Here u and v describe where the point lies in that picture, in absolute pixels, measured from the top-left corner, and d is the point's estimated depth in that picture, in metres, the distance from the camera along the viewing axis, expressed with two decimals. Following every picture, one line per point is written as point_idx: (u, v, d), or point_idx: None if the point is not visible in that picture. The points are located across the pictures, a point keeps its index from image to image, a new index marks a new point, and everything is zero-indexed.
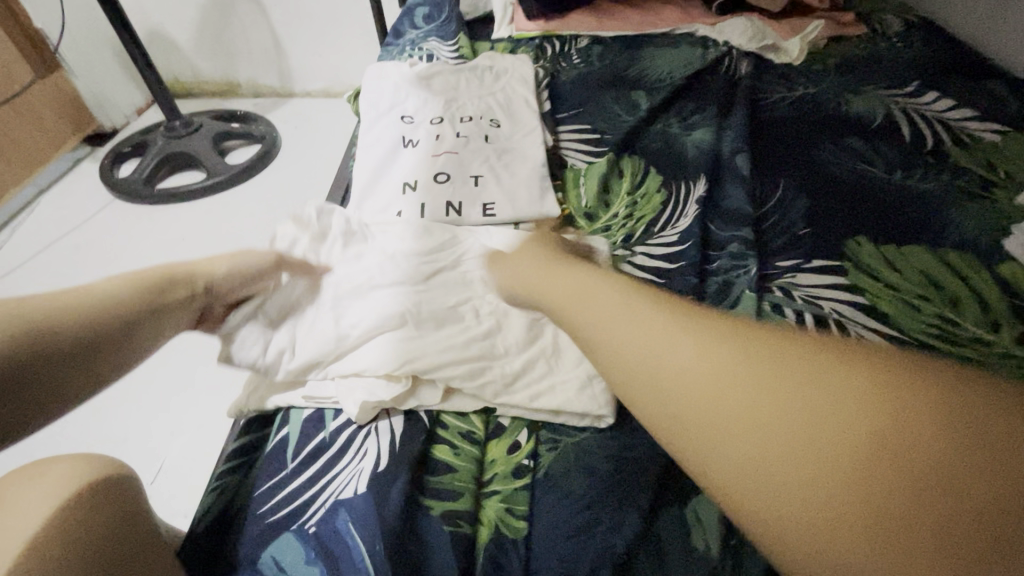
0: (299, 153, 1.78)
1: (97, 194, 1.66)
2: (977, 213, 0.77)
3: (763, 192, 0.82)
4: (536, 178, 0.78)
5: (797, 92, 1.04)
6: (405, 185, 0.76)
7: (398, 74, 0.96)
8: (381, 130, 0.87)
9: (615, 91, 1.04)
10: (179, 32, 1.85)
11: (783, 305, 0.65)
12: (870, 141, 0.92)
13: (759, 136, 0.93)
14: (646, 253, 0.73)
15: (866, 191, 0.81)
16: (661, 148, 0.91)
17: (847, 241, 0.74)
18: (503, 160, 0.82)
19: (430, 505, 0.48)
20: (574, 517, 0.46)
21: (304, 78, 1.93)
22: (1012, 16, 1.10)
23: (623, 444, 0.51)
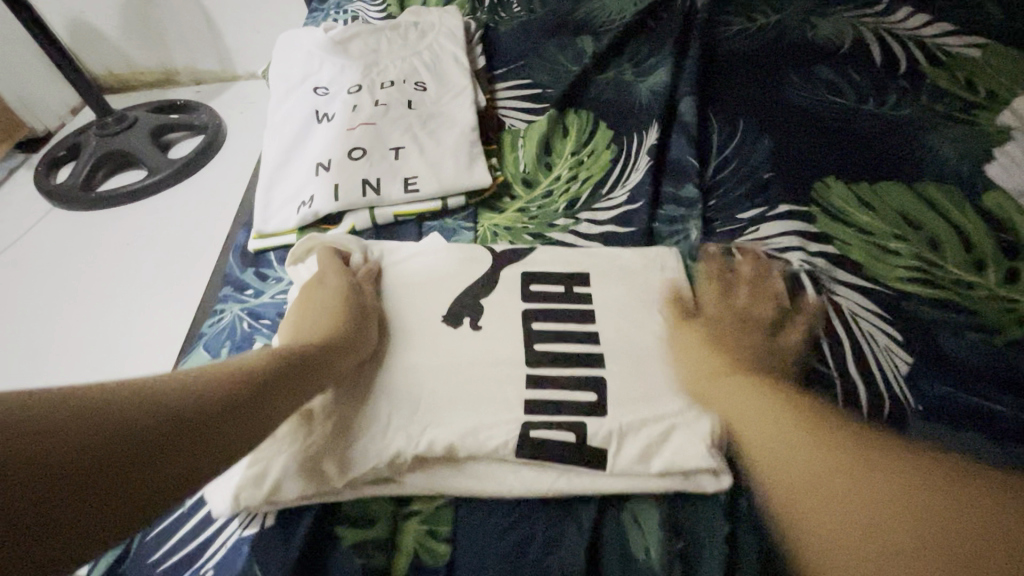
0: (244, 141, 1.66)
1: (33, 204, 1.55)
2: (957, 138, 0.70)
3: (721, 138, 0.74)
4: (462, 147, 0.69)
5: (759, 22, 0.94)
6: (317, 165, 0.68)
7: (311, 40, 0.85)
8: (294, 105, 0.77)
9: (560, 38, 0.94)
10: (98, 20, 1.69)
11: (744, 263, 0.58)
12: (840, 68, 0.83)
13: (716, 76, 0.84)
14: (591, 218, 0.65)
15: (836, 126, 0.73)
16: (612, 97, 0.81)
17: (816, 184, 0.66)
18: (427, 129, 0.72)
19: (340, 535, 0.42)
20: (502, 537, 0.41)
21: (243, 58, 1.79)
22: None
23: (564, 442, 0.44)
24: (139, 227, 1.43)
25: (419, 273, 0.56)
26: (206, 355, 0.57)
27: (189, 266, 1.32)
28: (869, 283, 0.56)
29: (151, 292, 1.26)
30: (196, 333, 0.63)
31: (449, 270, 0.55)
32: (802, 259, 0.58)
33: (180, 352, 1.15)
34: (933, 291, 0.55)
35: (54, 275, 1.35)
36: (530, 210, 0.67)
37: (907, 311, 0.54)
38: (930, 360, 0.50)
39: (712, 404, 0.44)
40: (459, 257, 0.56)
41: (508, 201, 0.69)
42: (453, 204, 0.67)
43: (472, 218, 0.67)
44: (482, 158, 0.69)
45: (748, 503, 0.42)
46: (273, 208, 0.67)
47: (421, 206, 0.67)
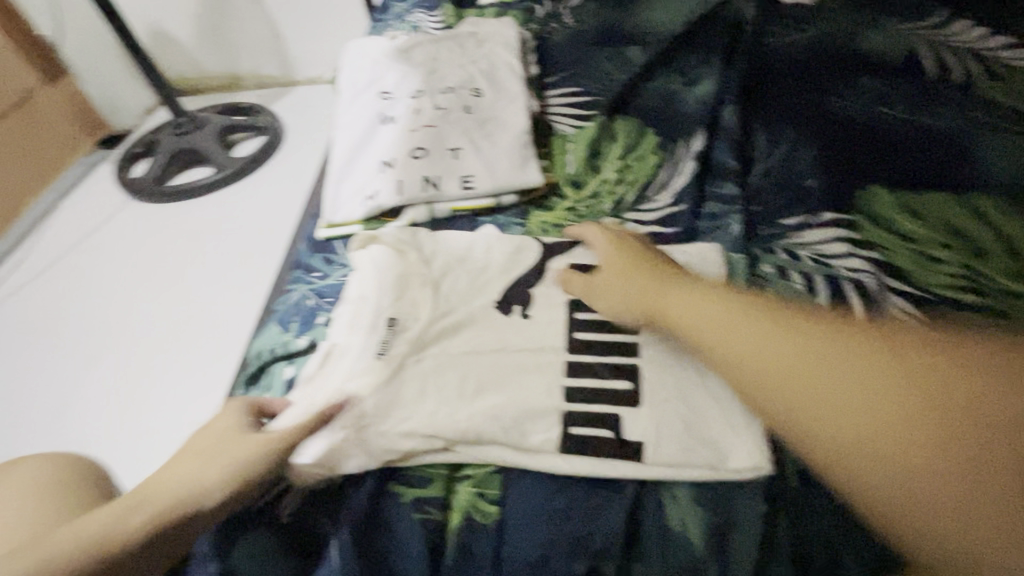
0: (301, 142, 1.76)
1: (112, 195, 1.69)
2: (1012, 152, 0.69)
3: (765, 146, 0.76)
4: (514, 150, 0.74)
5: (809, 33, 0.95)
6: (381, 163, 0.74)
7: (376, 49, 0.92)
8: (360, 108, 0.84)
9: (609, 48, 0.97)
10: (176, 28, 1.83)
11: (786, 268, 0.60)
12: (890, 80, 0.84)
13: (763, 86, 0.86)
14: (637, 219, 0.68)
15: (887, 136, 0.74)
16: (658, 106, 0.84)
17: (860, 193, 0.68)
18: (481, 131, 0.77)
19: (399, 492, 0.47)
20: (545, 504, 0.45)
21: (303, 64, 1.90)
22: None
23: (609, 421, 0.47)
24: (205, 220, 1.55)
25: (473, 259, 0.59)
26: (279, 329, 0.63)
27: (252, 256, 1.41)
28: (910, 292, 0.57)
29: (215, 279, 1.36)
30: (268, 313, 0.69)
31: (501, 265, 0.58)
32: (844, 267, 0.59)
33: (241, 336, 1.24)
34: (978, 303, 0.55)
35: (132, 260, 1.47)
36: (577, 210, 0.71)
37: (949, 319, 0.55)
38: None
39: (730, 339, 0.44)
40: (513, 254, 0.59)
41: (557, 200, 0.72)
42: (505, 202, 0.71)
43: (522, 215, 0.71)
44: (533, 160, 0.73)
45: (782, 486, 0.45)
46: (340, 201, 0.73)
47: (476, 203, 0.71)
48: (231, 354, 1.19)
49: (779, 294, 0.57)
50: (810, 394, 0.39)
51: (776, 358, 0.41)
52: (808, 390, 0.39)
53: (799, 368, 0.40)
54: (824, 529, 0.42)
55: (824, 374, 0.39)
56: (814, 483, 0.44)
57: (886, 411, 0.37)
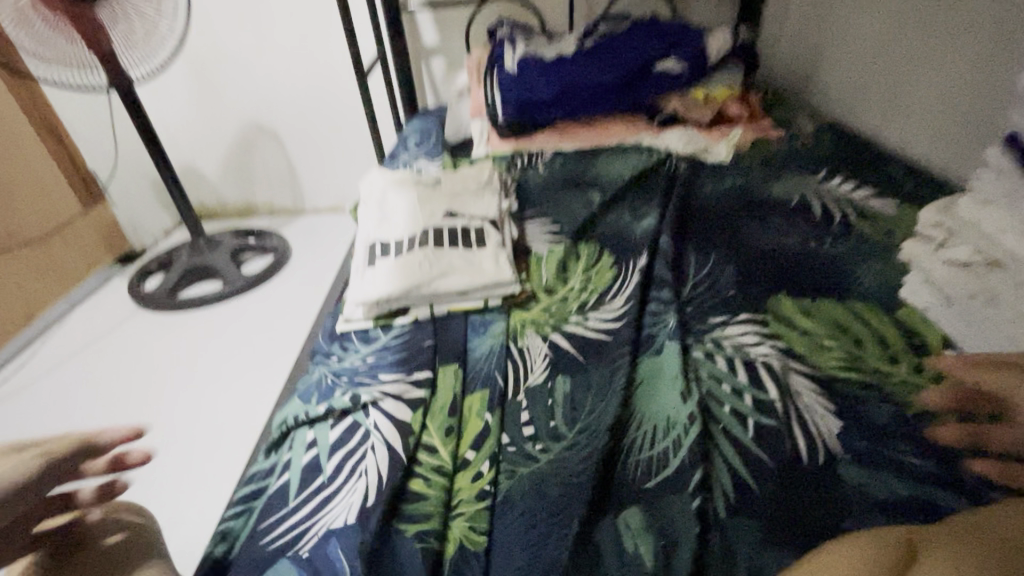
0: (307, 261, 1.98)
1: (123, 306, 1.83)
2: (875, 270, 0.92)
3: (695, 262, 0.98)
4: (458, 249, 0.95)
5: (725, 184, 1.24)
6: (369, 251, 0.98)
7: (385, 181, 1.14)
8: (371, 227, 1.04)
9: (573, 192, 1.24)
10: (206, 165, 2.13)
11: (714, 353, 0.76)
12: (787, 218, 1.10)
13: (694, 221, 1.11)
14: (596, 315, 0.86)
15: (788, 259, 0.97)
16: (613, 234, 1.07)
17: (769, 298, 0.88)
18: (444, 226, 1.00)
19: (404, 527, 0.56)
20: (523, 533, 0.54)
21: (315, 196, 2.20)
22: (903, 117, 1.29)
23: (530, 418, 0.68)
24: (211, 331, 1.69)
25: (431, 257, 0.93)
26: (300, 402, 0.74)
27: (259, 372, 1.53)
28: (806, 369, 0.73)
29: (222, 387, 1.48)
30: (289, 391, 0.80)
31: (443, 255, 0.93)
32: (757, 353, 0.76)
33: (228, 443, 1.32)
34: (861, 377, 0.71)
35: (140, 385, 1.52)
36: (550, 309, 0.88)
37: (838, 386, 0.71)
38: (855, 422, 0.66)
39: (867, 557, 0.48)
40: (455, 254, 0.94)
41: (533, 303, 0.90)
42: (492, 303, 0.89)
43: (506, 313, 0.88)
44: (506, 262, 0.92)
45: (716, 516, 0.56)
46: (354, 299, 0.89)
47: (468, 304, 0.89)
48: (231, 470, 1.26)
49: (705, 371, 0.73)
50: None
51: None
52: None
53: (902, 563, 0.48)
54: (750, 547, 0.53)
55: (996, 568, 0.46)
56: (739, 517, 0.56)
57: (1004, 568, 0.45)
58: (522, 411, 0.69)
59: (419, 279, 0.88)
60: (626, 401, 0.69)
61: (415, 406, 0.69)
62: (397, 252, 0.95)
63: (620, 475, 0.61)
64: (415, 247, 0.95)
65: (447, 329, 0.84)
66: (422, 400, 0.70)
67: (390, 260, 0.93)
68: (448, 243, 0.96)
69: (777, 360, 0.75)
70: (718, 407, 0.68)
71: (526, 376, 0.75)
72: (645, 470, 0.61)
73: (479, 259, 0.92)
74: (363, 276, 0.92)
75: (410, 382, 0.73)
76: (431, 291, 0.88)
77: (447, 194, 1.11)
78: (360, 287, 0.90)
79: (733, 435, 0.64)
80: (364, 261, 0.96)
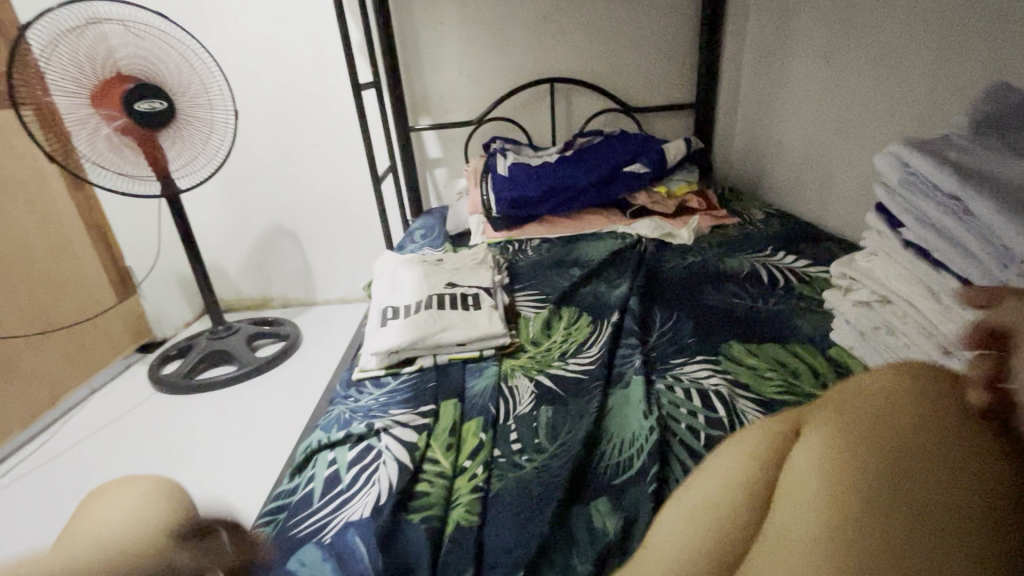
0: (317, 346, 2.14)
1: (141, 390, 1.94)
2: (810, 320, 1.09)
3: (658, 319, 1.15)
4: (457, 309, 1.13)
5: (685, 259, 1.46)
6: (381, 313, 1.15)
7: (395, 261, 1.35)
8: (383, 295, 1.22)
9: (557, 269, 1.45)
10: (231, 262, 2.37)
11: (673, 383, 0.91)
12: (737, 284, 1.29)
13: (658, 288, 1.30)
14: (575, 360, 1.01)
15: (737, 314, 1.14)
16: (590, 300, 1.26)
17: (721, 343, 1.03)
18: (445, 293, 1.19)
19: (411, 517, 0.67)
20: (511, 517, 0.66)
21: (327, 287, 2.42)
22: (835, 208, 1.52)
23: (518, 435, 0.81)
24: (223, 410, 1.80)
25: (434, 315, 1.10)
26: (322, 433, 0.86)
27: (268, 447, 1.62)
28: (750, 394, 0.87)
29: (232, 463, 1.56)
30: (310, 428, 0.93)
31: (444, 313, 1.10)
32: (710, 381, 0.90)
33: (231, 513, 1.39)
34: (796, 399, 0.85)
35: (152, 462, 1.59)
36: (536, 357, 1.04)
37: (775, 406, 0.84)
38: None
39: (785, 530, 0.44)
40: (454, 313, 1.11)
41: (522, 353, 1.05)
42: (487, 352, 1.04)
43: (498, 360, 1.03)
44: (498, 318, 1.09)
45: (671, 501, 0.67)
46: (368, 350, 1.04)
47: (466, 353, 1.04)
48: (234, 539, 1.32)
49: (666, 397, 0.87)
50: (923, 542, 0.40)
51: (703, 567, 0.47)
52: (883, 556, 0.40)
53: (811, 492, 0.44)
54: None
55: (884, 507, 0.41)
56: None
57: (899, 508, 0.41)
58: (512, 431, 0.82)
59: (424, 332, 1.04)
60: (598, 421, 0.82)
61: (421, 429, 0.82)
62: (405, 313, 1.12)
63: (593, 476, 0.73)
64: (420, 309, 1.12)
65: (448, 374, 0.99)
66: (427, 424, 0.83)
67: (399, 320, 1.10)
68: (449, 305, 1.14)
69: (726, 386, 0.89)
70: (675, 423, 0.81)
71: (515, 407, 0.89)
72: (613, 471, 0.73)
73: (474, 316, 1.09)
74: (376, 333, 1.08)
75: (416, 412, 0.86)
76: (434, 342, 1.04)
77: (448, 269, 1.31)
78: (373, 341, 1.06)
79: (687, 443, 0.76)
80: (377, 322, 1.13)
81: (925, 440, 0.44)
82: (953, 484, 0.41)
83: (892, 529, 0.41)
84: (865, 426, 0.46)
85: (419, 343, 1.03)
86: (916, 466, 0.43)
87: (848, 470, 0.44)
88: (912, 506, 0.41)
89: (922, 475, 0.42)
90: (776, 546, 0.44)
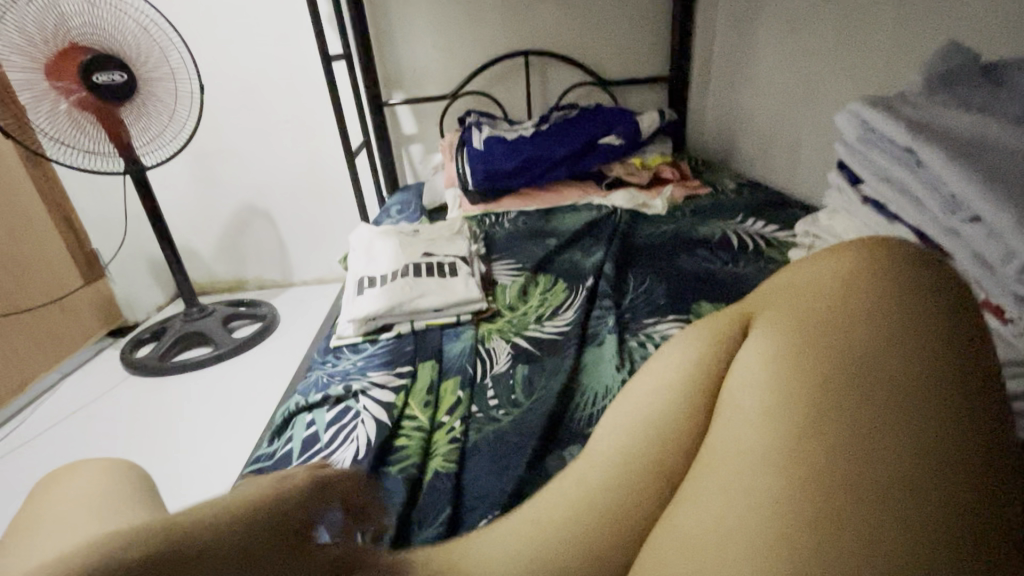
0: (295, 326, 2.12)
1: (115, 374, 1.90)
2: (776, 280, 1.13)
3: (631, 282, 1.18)
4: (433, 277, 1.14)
5: (658, 227, 1.48)
6: (357, 283, 1.15)
7: (371, 232, 1.34)
8: (359, 266, 1.22)
9: (533, 239, 1.46)
10: (203, 244, 2.31)
11: (645, 340, 0.93)
12: (708, 249, 1.32)
13: (632, 254, 1.33)
14: (550, 322, 1.03)
15: (708, 277, 1.17)
16: (565, 267, 1.28)
17: (692, 303, 1.07)
18: (421, 262, 1.19)
19: (390, 467, 0.69)
20: (488, 465, 0.68)
21: (303, 268, 2.39)
22: (803, 173, 1.56)
23: (494, 391, 0.83)
24: (200, 391, 1.78)
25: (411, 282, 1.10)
26: (299, 396, 0.87)
27: (247, 426, 1.62)
28: None
29: (211, 444, 1.56)
30: (289, 394, 0.93)
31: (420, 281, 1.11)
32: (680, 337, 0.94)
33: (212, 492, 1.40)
34: None
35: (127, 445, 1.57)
36: (512, 320, 1.05)
37: None
38: None
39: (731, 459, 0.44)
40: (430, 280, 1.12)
41: (498, 317, 1.07)
42: (464, 317, 1.06)
43: (475, 325, 1.04)
44: (474, 284, 1.11)
45: None
46: (345, 318, 1.05)
47: (443, 319, 1.06)
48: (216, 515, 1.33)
49: (638, 352, 0.90)
50: (857, 466, 0.39)
51: (635, 479, 0.50)
52: (814, 492, 0.39)
53: (759, 430, 0.44)
54: None
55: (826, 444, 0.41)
56: None
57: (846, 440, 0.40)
58: (489, 388, 0.84)
59: (401, 298, 1.05)
60: (573, 375, 0.85)
61: (399, 388, 0.83)
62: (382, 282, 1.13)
63: (567, 425, 0.76)
64: (397, 277, 1.13)
65: (426, 338, 1.00)
66: (404, 384, 0.85)
67: (376, 288, 1.10)
68: (425, 273, 1.15)
69: None
70: None
71: (492, 366, 0.91)
72: (587, 420, 0.76)
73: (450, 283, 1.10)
74: (352, 301, 1.08)
75: (393, 373, 0.88)
76: (410, 309, 1.04)
77: (424, 239, 1.31)
78: (349, 309, 1.06)
79: None
80: (353, 291, 1.13)
81: (870, 359, 0.43)
82: (891, 415, 0.40)
83: (826, 464, 0.40)
84: (816, 355, 0.45)
85: (396, 310, 1.04)
86: (854, 395, 0.42)
87: (793, 402, 0.43)
88: (858, 409, 0.41)
89: (875, 375, 0.42)
90: (716, 472, 0.45)
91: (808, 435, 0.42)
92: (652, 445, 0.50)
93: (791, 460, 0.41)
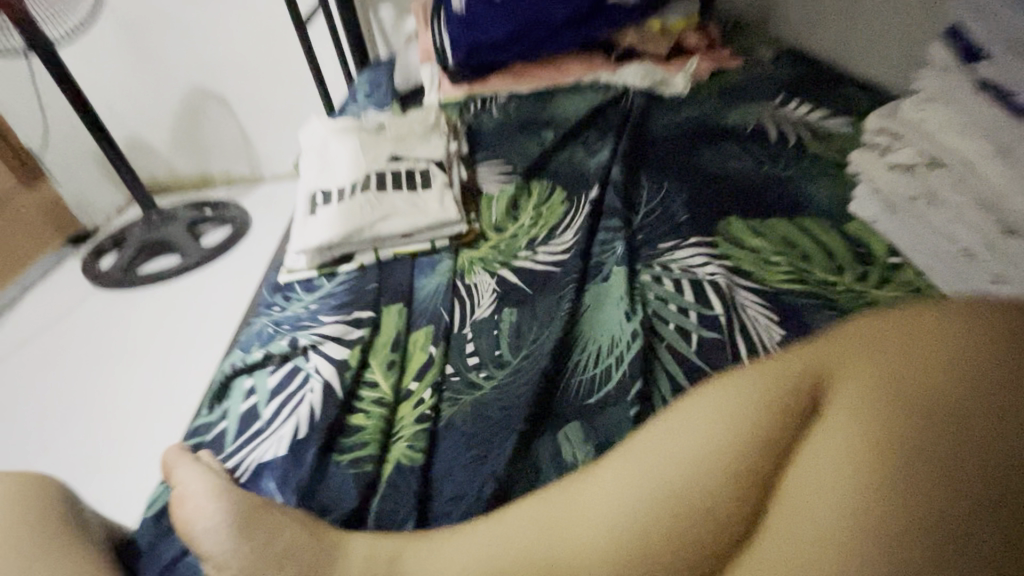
0: (267, 230, 1.92)
1: (78, 287, 1.75)
2: (827, 188, 0.91)
3: (646, 192, 0.96)
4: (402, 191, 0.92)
5: (683, 114, 1.21)
6: (309, 199, 0.94)
7: (324, 127, 1.08)
8: (312, 175, 0.99)
9: (527, 132, 1.20)
10: (152, 136, 2.01)
11: (661, 274, 0.75)
12: (744, 144, 1.08)
13: (649, 152, 1.08)
14: (545, 248, 0.84)
15: (743, 183, 0.95)
16: (566, 170, 1.04)
17: (721, 221, 0.86)
18: (387, 170, 0.96)
19: (340, 457, 0.56)
20: (462, 454, 0.56)
21: (270, 161, 2.07)
22: (868, 39, 1.24)
23: (473, 348, 0.67)
24: (169, 306, 1.63)
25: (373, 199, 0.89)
26: (240, 353, 0.72)
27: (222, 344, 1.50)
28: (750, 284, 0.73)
29: (181, 365, 1.41)
30: (234, 343, 0.79)
31: (385, 198, 0.90)
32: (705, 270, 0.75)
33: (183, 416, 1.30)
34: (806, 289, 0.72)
35: (95, 366, 1.47)
36: (499, 246, 0.86)
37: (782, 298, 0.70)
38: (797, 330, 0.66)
39: (791, 484, 0.41)
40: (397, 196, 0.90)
41: (482, 241, 0.88)
42: (440, 244, 0.86)
43: (454, 253, 0.86)
44: (451, 200, 0.90)
45: None
46: (295, 248, 0.86)
47: (414, 246, 0.86)
48: None
49: (654, 292, 0.72)
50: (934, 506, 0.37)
51: (668, 507, 0.44)
52: (878, 529, 0.37)
53: (838, 439, 0.40)
54: None
55: (914, 478, 0.37)
56: None
57: (925, 476, 0.37)
58: (467, 343, 0.68)
59: (360, 223, 0.85)
60: (570, 325, 0.68)
61: (354, 345, 0.67)
62: (338, 198, 0.91)
63: (562, 396, 0.61)
64: (355, 192, 0.91)
65: (394, 273, 0.82)
66: (361, 338, 0.68)
67: (331, 207, 0.89)
68: (392, 186, 0.93)
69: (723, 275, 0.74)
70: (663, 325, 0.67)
71: (472, 310, 0.74)
72: (588, 388, 0.61)
73: (422, 200, 0.89)
74: (303, 225, 0.88)
75: (349, 322, 0.71)
76: (373, 235, 0.85)
77: (390, 136, 1.06)
78: (299, 236, 0.86)
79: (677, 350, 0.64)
80: (304, 209, 0.92)
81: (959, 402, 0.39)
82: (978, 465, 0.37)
83: (902, 499, 0.37)
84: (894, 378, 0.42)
85: (355, 237, 0.84)
86: (942, 436, 0.38)
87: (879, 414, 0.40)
88: (931, 445, 0.38)
89: (962, 417, 0.39)
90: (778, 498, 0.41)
91: (889, 467, 0.38)
92: (701, 467, 0.44)
93: (855, 499, 0.38)
